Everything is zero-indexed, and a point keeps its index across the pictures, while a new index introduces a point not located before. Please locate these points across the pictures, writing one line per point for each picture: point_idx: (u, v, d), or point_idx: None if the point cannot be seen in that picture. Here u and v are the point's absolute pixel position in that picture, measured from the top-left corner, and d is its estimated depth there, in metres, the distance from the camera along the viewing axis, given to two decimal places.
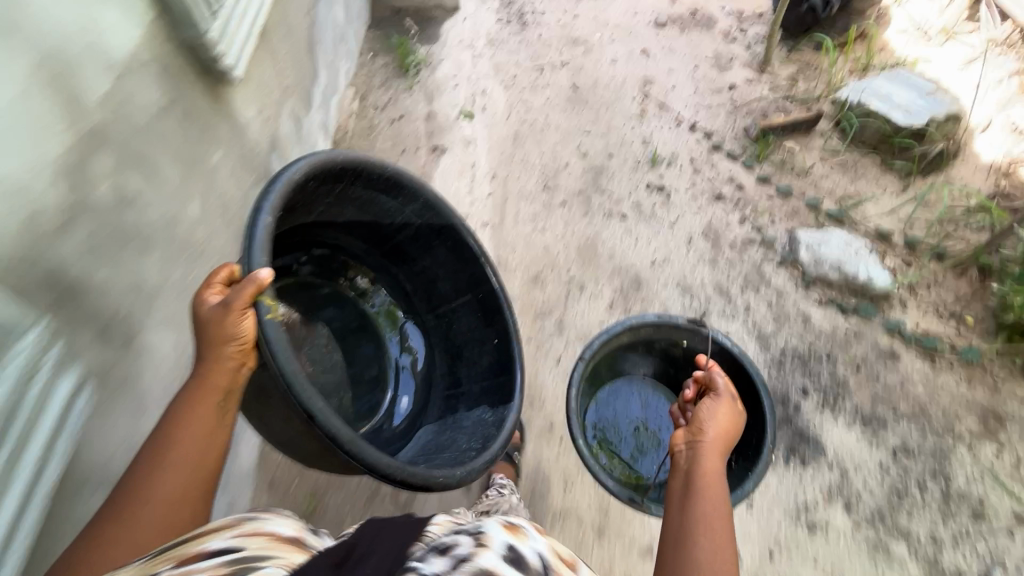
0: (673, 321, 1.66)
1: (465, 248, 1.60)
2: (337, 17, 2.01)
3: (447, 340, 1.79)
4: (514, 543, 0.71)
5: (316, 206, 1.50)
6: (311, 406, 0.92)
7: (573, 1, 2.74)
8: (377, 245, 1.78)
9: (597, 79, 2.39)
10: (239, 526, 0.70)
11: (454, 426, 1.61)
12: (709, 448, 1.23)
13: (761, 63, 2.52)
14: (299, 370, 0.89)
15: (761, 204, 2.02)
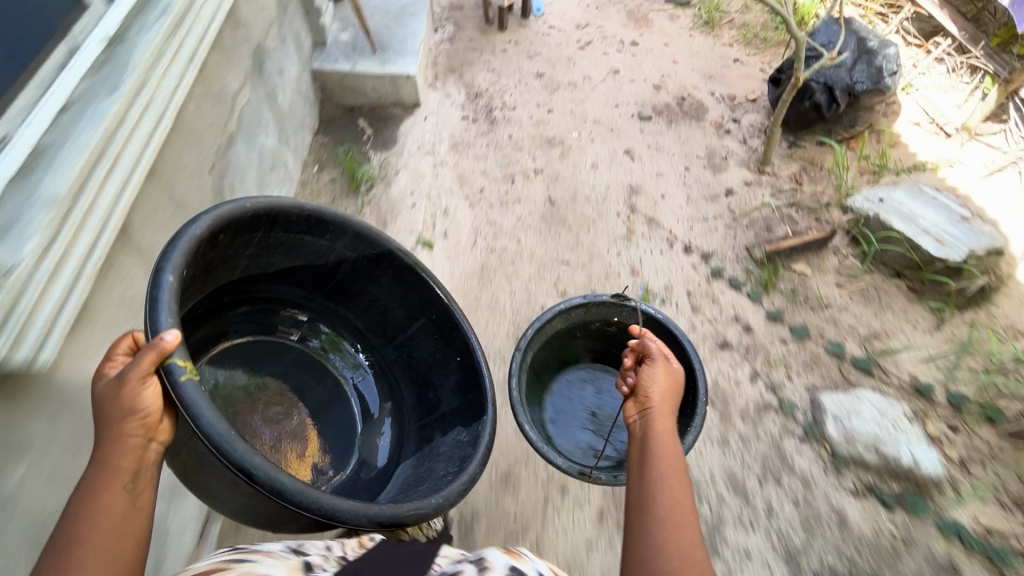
0: (597, 299, 1.54)
1: (410, 270, 1.39)
2: (267, 143, 1.71)
3: (413, 368, 1.51)
4: (515, 563, 0.86)
5: (236, 261, 1.23)
6: (248, 461, 0.79)
7: (547, 92, 2.46)
8: (316, 288, 1.48)
9: (576, 189, 2.09)
10: (230, 568, 0.72)
11: (432, 455, 1.34)
12: (661, 416, 1.12)
13: (759, 160, 2.24)
14: (228, 428, 0.78)
15: (773, 351, 1.70)
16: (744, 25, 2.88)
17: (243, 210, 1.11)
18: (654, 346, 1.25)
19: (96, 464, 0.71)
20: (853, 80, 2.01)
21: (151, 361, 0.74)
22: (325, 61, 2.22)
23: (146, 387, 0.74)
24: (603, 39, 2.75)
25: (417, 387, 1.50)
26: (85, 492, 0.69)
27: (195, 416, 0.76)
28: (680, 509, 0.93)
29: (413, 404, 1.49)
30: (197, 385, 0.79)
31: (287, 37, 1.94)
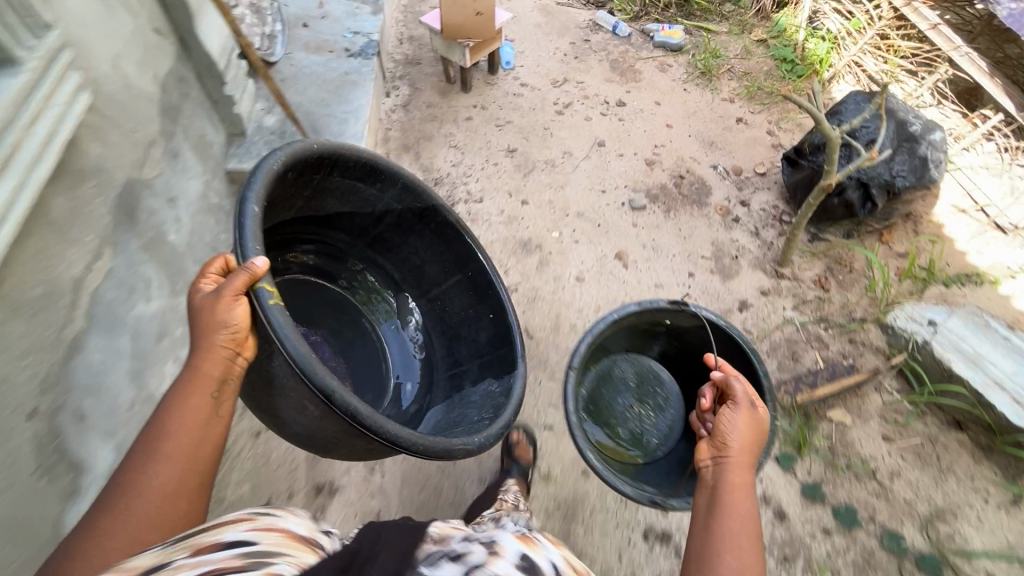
0: (656, 304, 1.55)
1: (450, 227, 1.63)
2: (152, 306, 1.30)
3: (441, 319, 1.79)
4: (527, 551, 0.71)
5: (293, 202, 1.49)
6: (329, 386, 1.01)
7: (520, 174, 2.07)
8: (360, 237, 1.75)
9: (559, 315, 1.72)
10: (256, 520, 0.67)
11: (462, 402, 1.61)
12: (736, 464, 1.09)
13: (777, 258, 1.88)
14: (308, 352, 0.99)
15: (816, 549, 1.35)
16: (746, 76, 2.51)
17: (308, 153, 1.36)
18: (739, 390, 1.21)
19: (192, 371, 0.92)
20: (892, 174, 1.63)
21: (243, 281, 0.95)
22: (245, 155, 1.80)
23: (235, 305, 0.95)
24: (585, 100, 2.36)
25: (445, 334, 1.78)
26: (179, 395, 0.90)
27: (277, 332, 0.96)
28: (746, 565, 0.90)
29: (443, 355, 1.78)
30: (280, 309, 1.00)
31: (184, 147, 1.52)
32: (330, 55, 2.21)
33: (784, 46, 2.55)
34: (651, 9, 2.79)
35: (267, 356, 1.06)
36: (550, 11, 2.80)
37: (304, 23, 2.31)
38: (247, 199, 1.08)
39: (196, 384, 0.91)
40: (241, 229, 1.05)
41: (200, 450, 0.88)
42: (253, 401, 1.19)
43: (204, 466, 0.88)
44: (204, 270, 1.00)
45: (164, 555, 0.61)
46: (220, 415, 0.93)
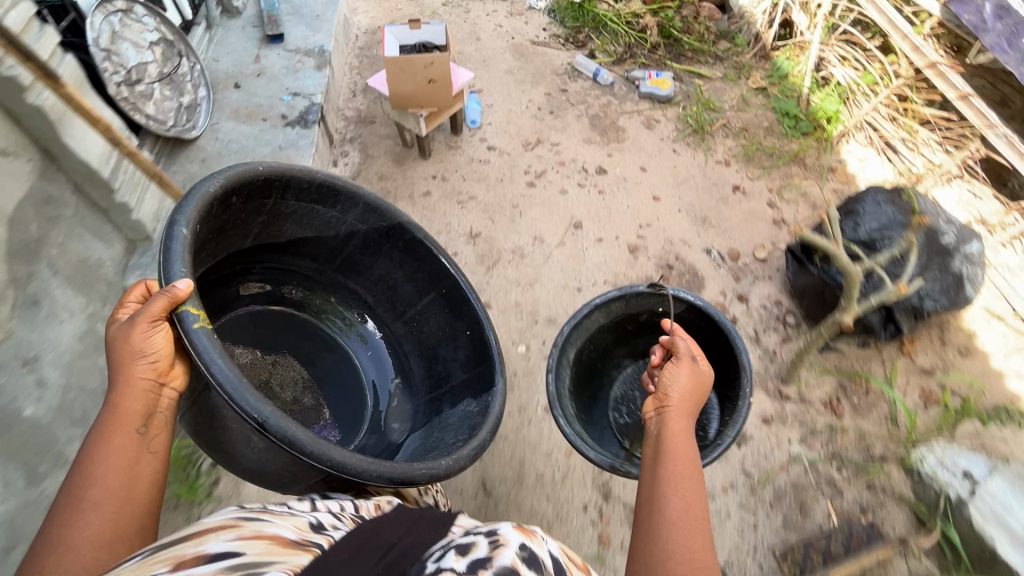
0: (635, 289, 1.53)
1: (419, 242, 1.41)
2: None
3: (422, 343, 1.51)
4: (527, 540, 0.64)
5: (248, 227, 1.29)
6: (261, 412, 0.85)
7: (483, 267, 1.79)
8: (328, 261, 1.50)
9: (525, 458, 1.44)
10: (241, 526, 0.61)
11: (439, 426, 1.36)
12: (677, 414, 1.08)
13: (781, 374, 1.62)
14: (239, 376, 0.85)
15: None
16: (744, 132, 2.21)
17: (255, 175, 1.18)
18: (682, 345, 1.22)
19: (109, 412, 0.80)
20: (921, 296, 1.35)
21: (164, 306, 0.84)
22: (151, 266, 1.50)
23: (154, 331, 0.85)
24: (561, 167, 2.07)
25: (426, 359, 1.51)
26: (100, 434, 0.79)
27: (199, 356, 0.84)
28: (692, 507, 0.90)
29: (423, 377, 1.50)
30: (208, 334, 0.87)
31: (56, 283, 1.25)
32: (264, 127, 1.92)
33: (786, 97, 2.26)
34: (636, 51, 2.49)
35: (200, 388, 0.92)
36: (523, 57, 2.51)
37: (236, 84, 2.02)
38: (173, 223, 0.95)
39: (119, 417, 0.80)
40: (165, 253, 0.92)
41: (132, 493, 0.77)
42: (205, 445, 1.04)
43: (141, 507, 0.77)
44: (123, 298, 0.91)
45: (143, 572, 0.54)
46: (152, 450, 0.82)
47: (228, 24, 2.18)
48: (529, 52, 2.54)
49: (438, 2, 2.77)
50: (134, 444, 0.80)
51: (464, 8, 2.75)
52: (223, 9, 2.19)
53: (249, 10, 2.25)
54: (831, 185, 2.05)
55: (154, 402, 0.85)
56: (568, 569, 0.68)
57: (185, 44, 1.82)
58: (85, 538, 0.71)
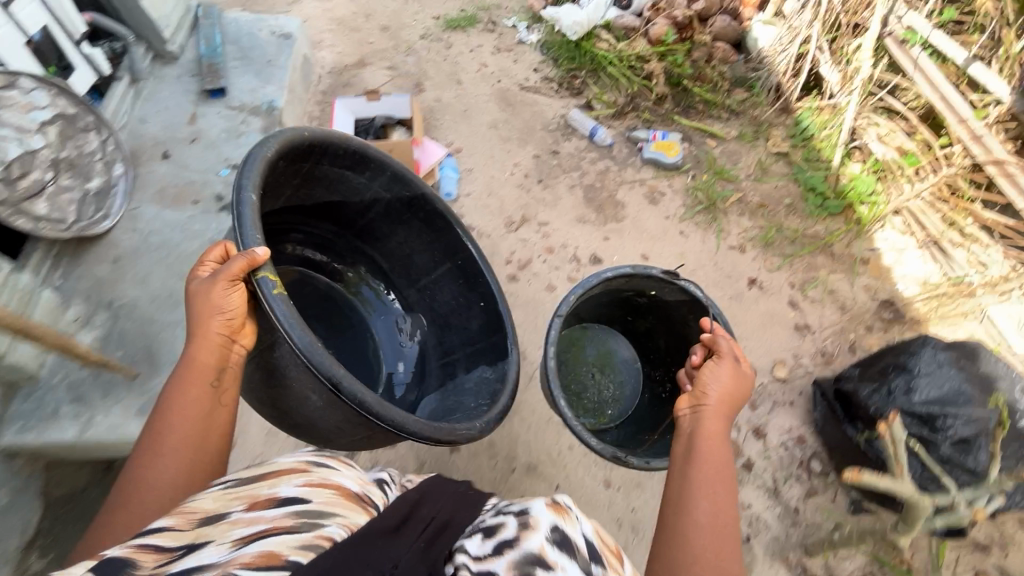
0: (647, 271, 1.55)
1: (440, 216, 1.56)
2: None
3: (434, 311, 1.74)
4: (559, 521, 0.68)
5: (283, 189, 1.43)
6: (334, 374, 1.07)
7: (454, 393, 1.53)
8: (347, 227, 1.69)
9: None
10: (309, 475, 0.76)
11: (456, 389, 1.61)
12: (712, 415, 1.11)
13: (804, 541, 1.36)
14: (314, 341, 1.06)
15: None
16: (761, 209, 1.91)
17: (300, 137, 1.30)
18: (725, 345, 1.23)
19: (189, 362, 1.01)
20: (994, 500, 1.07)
21: (241, 268, 1.02)
22: (34, 416, 1.23)
23: (231, 292, 1.04)
24: (550, 253, 1.78)
25: (439, 326, 1.73)
26: (182, 383, 1.00)
27: (280, 322, 1.03)
28: (720, 515, 0.90)
29: (435, 343, 1.75)
30: (282, 300, 1.06)
31: None
32: (194, 212, 1.60)
33: (813, 168, 1.96)
34: (639, 102, 2.17)
35: (267, 346, 1.15)
36: (509, 106, 2.19)
37: (165, 153, 1.70)
38: (243, 190, 1.09)
39: (195, 376, 1.01)
40: (238, 218, 1.10)
41: (206, 436, 0.98)
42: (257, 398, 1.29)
43: (213, 451, 0.99)
44: (204, 258, 1.08)
45: (224, 504, 0.71)
46: (222, 402, 1.03)
47: (162, 73, 1.87)
48: (517, 100, 2.22)
49: (415, 35, 2.44)
50: (206, 394, 1.01)
51: (445, 42, 2.42)
52: (156, 54, 1.88)
53: (189, 54, 1.93)
54: (862, 280, 1.77)
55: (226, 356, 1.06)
56: (602, 555, 0.70)
57: (94, 113, 1.50)
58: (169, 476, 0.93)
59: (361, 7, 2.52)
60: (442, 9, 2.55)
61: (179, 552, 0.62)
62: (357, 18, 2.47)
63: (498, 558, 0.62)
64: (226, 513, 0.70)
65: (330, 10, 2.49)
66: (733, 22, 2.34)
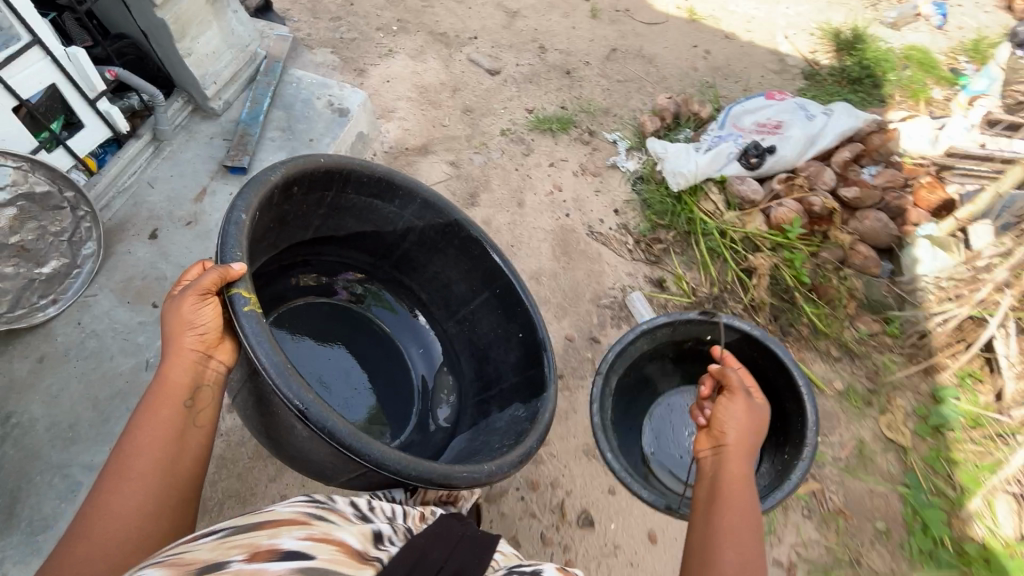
0: (688, 317, 1.49)
1: (474, 242, 1.47)
2: None
3: (472, 343, 1.59)
4: None
5: (309, 218, 1.40)
6: (302, 398, 0.91)
7: None
8: (384, 257, 1.61)
9: None
10: (313, 527, 0.68)
11: (487, 430, 1.40)
12: (733, 454, 1.05)
13: None
14: (283, 364, 0.91)
15: None
16: (840, 520, 1.37)
17: (319, 164, 1.27)
18: (735, 377, 1.16)
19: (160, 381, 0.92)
20: None
21: (214, 281, 0.93)
22: None
23: (201, 306, 0.94)
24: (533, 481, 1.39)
25: (477, 359, 1.57)
26: (152, 404, 0.90)
27: (251, 346, 0.91)
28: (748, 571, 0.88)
29: (471, 380, 1.57)
30: (255, 319, 0.94)
31: None
32: (148, 318, 1.39)
33: (935, 494, 1.42)
34: (727, 301, 1.71)
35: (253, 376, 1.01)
36: (565, 253, 1.80)
37: (154, 231, 1.51)
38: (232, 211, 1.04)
39: (165, 397, 0.91)
40: (223, 235, 1.02)
41: (179, 457, 0.89)
42: (255, 432, 1.14)
43: (187, 473, 0.90)
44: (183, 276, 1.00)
45: (223, 552, 0.61)
46: (197, 423, 0.93)
47: (196, 128, 1.68)
48: (578, 248, 1.81)
49: (496, 127, 2.11)
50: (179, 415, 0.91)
51: (526, 145, 2.07)
52: (196, 107, 1.69)
53: (232, 112, 1.73)
54: None
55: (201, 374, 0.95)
56: None
57: (74, 190, 1.34)
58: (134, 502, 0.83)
59: (452, 79, 2.24)
60: (539, 104, 2.21)
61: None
62: (442, 91, 2.19)
63: None
64: (222, 562, 0.60)
65: (417, 75, 2.23)
66: (891, 224, 1.77)
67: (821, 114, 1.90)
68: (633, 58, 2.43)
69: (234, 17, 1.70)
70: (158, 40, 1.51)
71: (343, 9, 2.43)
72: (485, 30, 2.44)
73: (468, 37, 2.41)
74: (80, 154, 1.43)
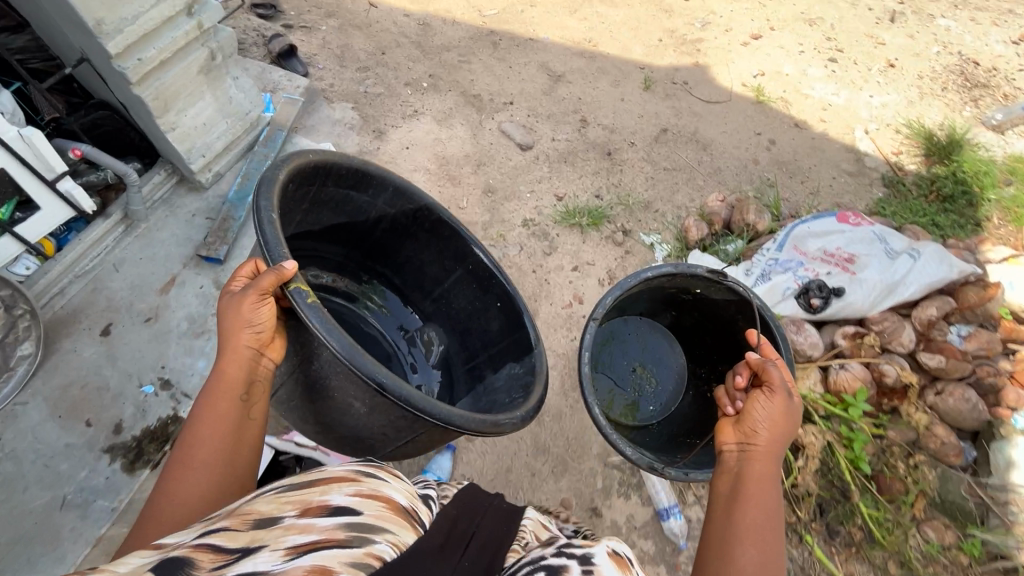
0: (691, 271, 1.38)
1: (446, 225, 1.37)
2: None
3: (452, 320, 1.47)
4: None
5: (290, 216, 1.21)
6: (377, 376, 0.94)
7: None
8: (357, 246, 1.42)
9: None
10: (361, 482, 0.67)
11: (486, 390, 1.34)
12: (760, 453, 0.92)
13: None
14: (354, 345, 0.93)
15: None
16: None
17: (309, 162, 1.13)
18: (776, 374, 1.00)
19: (216, 374, 0.89)
20: None
21: (271, 282, 0.91)
22: None
23: (261, 306, 0.91)
24: None
25: (458, 335, 1.46)
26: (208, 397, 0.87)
27: (318, 329, 0.93)
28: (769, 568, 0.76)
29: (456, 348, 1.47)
30: (318, 308, 0.95)
31: None
32: (77, 440, 1.20)
33: None
34: None
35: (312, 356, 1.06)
36: (574, 386, 1.55)
37: (107, 327, 1.33)
38: (264, 209, 0.99)
39: (220, 390, 0.88)
40: (264, 236, 0.96)
41: (236, 449, 0.87)
42: (300, 411, 1.19)
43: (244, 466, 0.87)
44: (234, 274, 0.96)
45: (277, 508, 0.63)
46: (250, 416, 0.90)
47: (179, 203, 1.51)
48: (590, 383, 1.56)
49: (518, 216, 1.86)
50: (234, 409, 0.88)
51: (549, 240, 1.82)
52: (182, 178, 1.52)
53: (222, 185, 1.55)
54: None
55: (254, 369, 0.92)
56: None
57: (10, 288, 1.17)
58: (192, 492, 0.81)
59: (479, 151, 2.01)
60: (572, 190, 1.96)
61: (233, 558, 0.56)
62: (465, 165, 1.97)
63: None
64: (277, 516, 0.62)
65: (440, 143, 2.01)
66: (980, 404, 1.44)
67: (903, 254, 1.59)
68: (686, 142, 2.15)
69: (232, 84, 1.51)
70: (139, 114, 1.33)
71: (373, 58, 2.24)
72: (523, 95, 2.21)
73: (503, 102, 2.18)
74: (32, 239, 1.27)
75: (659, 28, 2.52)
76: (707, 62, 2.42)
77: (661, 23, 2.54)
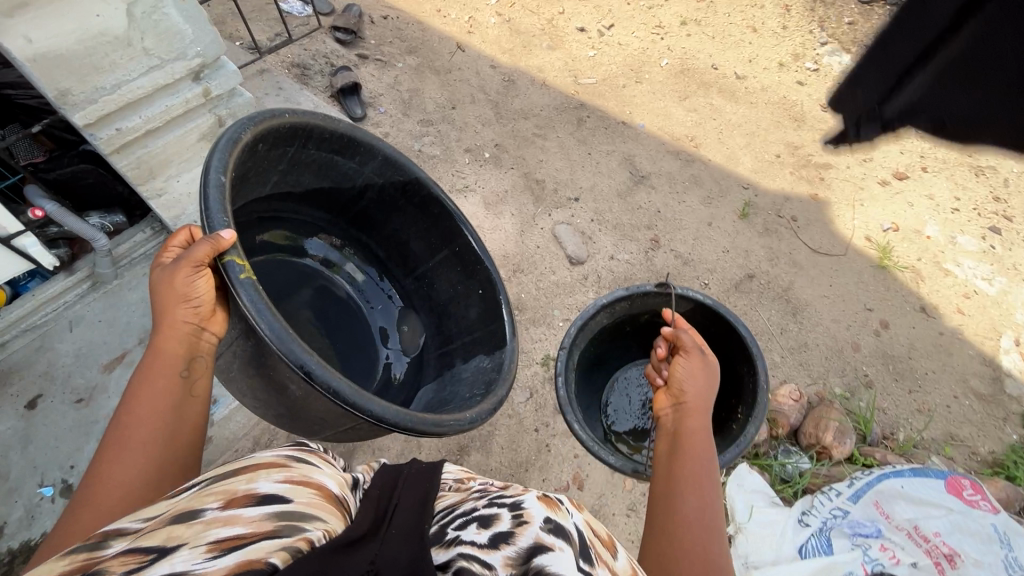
0: (641, 288, 1.40)
1: (437, 202, 1.17)
2: None
3: (431, 303, 1.28)
4: (549, 512, 0.56)
5: (267, 176, 1.04)
6: (305, 362, 0.73)
7: None
8: (341, 213, 1.25)
9: None
10: (289, 469, 0.57)
11: (452, 379, 1.15)
12: (690, 414, 0.87)
13: None
14: (285, 326, 0.73)
15: None
16: None
17: (282, 122, 0.95)
18: (688, 337, 0.97)
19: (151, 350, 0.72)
20: None
21: (205, 254, 0.73)
22: None
23: (198, 278, 0.74)
24: None
25: (435, 318, 1.28)
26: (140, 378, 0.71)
27: (248, 306, 0.73)
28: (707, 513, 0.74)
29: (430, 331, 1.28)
30: (255, 288, 0.75)
31: None
32: None
33: None
34: None
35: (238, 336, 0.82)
36: None
37: (35, 398, 1.18)
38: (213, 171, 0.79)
39: (157, 366, 0.72)
40: (205, 200, 0.77)
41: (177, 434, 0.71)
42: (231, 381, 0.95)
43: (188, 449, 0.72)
44: (166, 245, 0.80)
45: (195, 503, 0.51)
46: (193, 394, 0.74)
47: None
48: None
49: (540, 351, 1.56)
50: (175, 387, 0.72)
51: None
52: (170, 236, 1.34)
53: None
54: None
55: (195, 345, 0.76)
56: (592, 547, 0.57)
57: None
58: (130, 476, 0.66)
59: (521, 254, 1.73)
60: None
61: (147, 559, 0.44)
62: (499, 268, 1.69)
63: (495, 551, 0.50)
64: (198, 509, 0.50)
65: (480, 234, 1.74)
66: None
67: None
68: (773, 300, 1.74)
69: None
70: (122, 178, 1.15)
71: (441, 112, 2.00)
72: (594, 191, 1.89)
73: (568, 197, 1.87)
74: None
75: (781, 139, 2.10)
76: (828, 196, 1.98)
77: (785, 134, 2.12)
